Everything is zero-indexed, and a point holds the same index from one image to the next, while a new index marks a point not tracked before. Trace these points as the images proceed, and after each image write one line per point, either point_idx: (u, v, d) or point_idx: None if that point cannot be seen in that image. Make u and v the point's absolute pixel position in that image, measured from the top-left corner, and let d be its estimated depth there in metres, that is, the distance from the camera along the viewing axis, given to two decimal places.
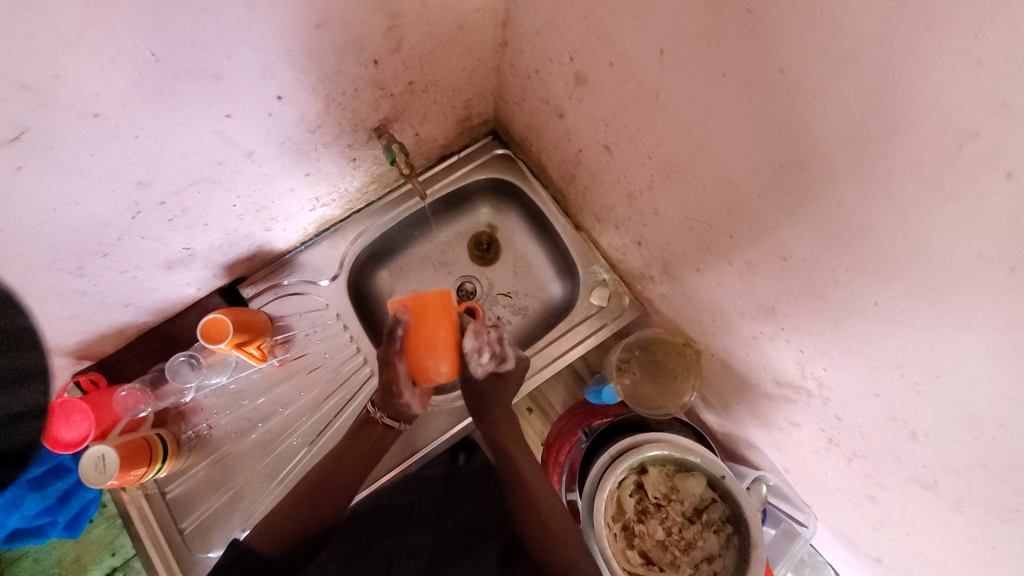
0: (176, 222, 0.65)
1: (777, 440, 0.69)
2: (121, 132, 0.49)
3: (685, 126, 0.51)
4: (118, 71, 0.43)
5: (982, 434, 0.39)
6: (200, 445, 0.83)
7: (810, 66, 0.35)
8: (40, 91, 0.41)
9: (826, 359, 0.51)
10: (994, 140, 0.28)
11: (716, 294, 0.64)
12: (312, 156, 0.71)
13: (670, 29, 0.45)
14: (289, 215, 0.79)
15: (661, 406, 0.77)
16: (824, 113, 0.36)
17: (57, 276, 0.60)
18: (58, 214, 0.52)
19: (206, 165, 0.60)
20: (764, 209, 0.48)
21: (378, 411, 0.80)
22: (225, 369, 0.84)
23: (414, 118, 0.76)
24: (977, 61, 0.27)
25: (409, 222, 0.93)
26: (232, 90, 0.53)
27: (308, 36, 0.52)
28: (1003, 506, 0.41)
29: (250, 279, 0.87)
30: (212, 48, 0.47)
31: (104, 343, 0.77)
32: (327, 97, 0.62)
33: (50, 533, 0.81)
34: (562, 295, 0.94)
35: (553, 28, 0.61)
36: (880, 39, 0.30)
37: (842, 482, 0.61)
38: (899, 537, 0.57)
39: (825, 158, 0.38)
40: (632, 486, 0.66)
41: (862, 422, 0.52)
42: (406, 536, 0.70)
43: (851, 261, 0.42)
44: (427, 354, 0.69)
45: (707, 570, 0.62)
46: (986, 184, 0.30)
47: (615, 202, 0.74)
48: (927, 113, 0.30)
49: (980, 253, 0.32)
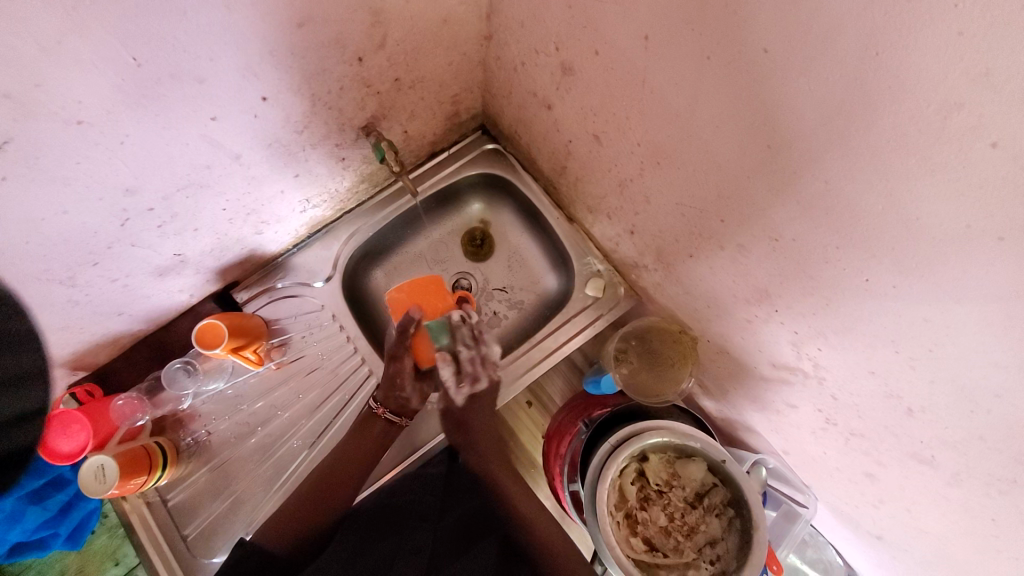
0: (166, 228, 0.64)
1: (775, 423, 0.70)
2: (106, 138, 0.48)
3: (673, 113, 0.51)
4: (101, 76, 0.43)
5: (977, 406, 0.40)
6: (200, 452, 0.82)
7: (794, 45, 0.35)
8: (22, 100, 0.40)
9: (821, 339, 0.52)
10: (979, 111, 0.28)
11: (710, 281, 0.65)
12: (301, 157, 0.71)
13: (655, 13, 0.45)
14: (280, 217, 0.79)
15: (660, 393, 0.77)
16: (808, 92, 0.36)
17: (49, 286, 0.59)
18: (47, 223, 0.52)
19: (194, 169, 0.59)
20: (754, 191, 0.48)
21: (382, 406, 0.80)
22: (223, 374, 0.83)
23: (402, 115, 0.76)
24: (959, 33, 0.27)
25: (401, 220, 0.92)
26: (217, 92, 0.52)
27: (291, 35, 0.52)
28: (1001, 477, 0.42)
29: (243, 284, 0.87)
30: (195, 51, 0.47)
31: (98, 353, 0.77)
32: (313, 96, 0.62)
33: (52, 546, 0.81)
34: (557, 287, 0.94)
35: (537, 18, 0.61)
36: (862, 15, 0.31)
37: (841, 461, 0.62)
38: (899, 513, 0.58)
39: (812, 138, 0.38)
40: (634, 474, 0.66)
41: (858, 400, 0.53)
42: (409, 536, 0.72)
43: (841, 239, 0.42)
44: (432, 331, 0.78)
45: (710, 553, 0.63)
46: (971, 156, 0.30)
47: (607, 192, 0.74)
48: (911, 87, 0.30)
49: (970, 225, 0.32)
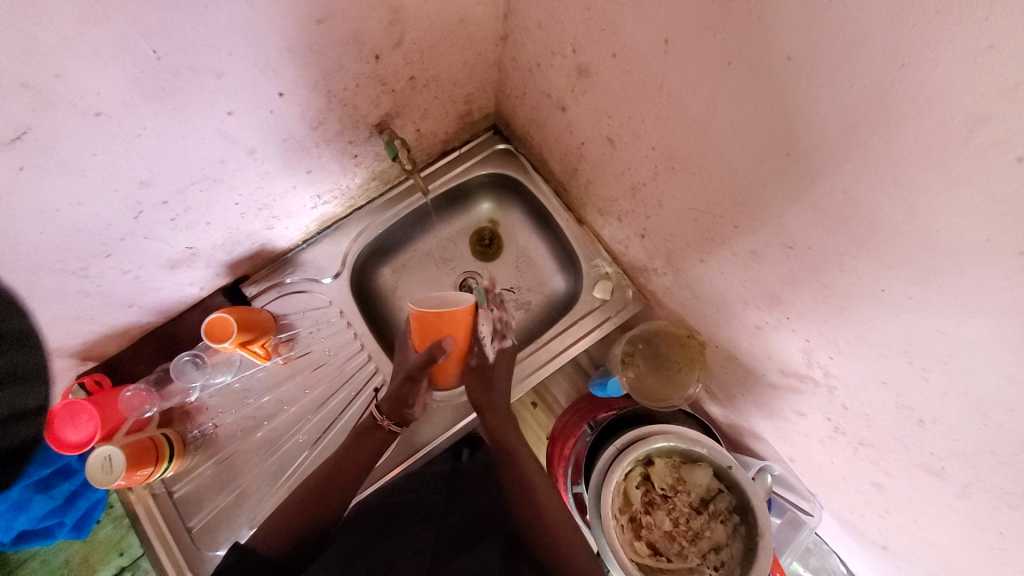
0: (178, 222, 0.65)
1: (782, 430, 0.70)
2: (123, 130, 0.49)
3: (691, 118, 0.51)
4: (119, 69, 0.43)
5: (989, 420, 0.40)
6: (207, 444, 0.83)
7: (817, 55, 0.35)
8: (41, 90, 0.41)
9: (832, 347, 0.51)
10: (1005, 125, 0.28)
11: (721, 286, 0.65)
12: (314, 153, 0.71)
13: (675, 18, 0.45)
14: (291, 213, 0.79)
15: (667, 397, 0.77)
16: (830, 101, 0.36)
17: (61, 277, 0.60)
18: (62, 214, 0.52)
19: (208, 163, 0.60)
20: (770, 198, 0.48)
21: (386, 417, 0.80)
22: (230, 368, 0.84)
23: (416, 113, 0.76)
24: (988, 46, 0.27)
25: (411, 218, 0.92)
26: (234, 87, 0.52)
27: (309, 31, 0.52)
28: (1011, 491, 0.42)
29: (252, 278, 0.87)
30: (213, 45, 0.47)
31: (107, 344, 0.77)
32: (328, 93, 0.62)
33: (58, 534, 0.81)
34: (565, 289, 0.94)
35: (554, 19, 0.61)
36: (888, 24, 0.30)
37: (848, 470, 0.61)
38: (905, 524, 0.58)
39: (832, 148, 0.38)
40: (639, 478, 0.66)
41: (868, 410, 0.52)
42: (411, 534, 0.70)
43: (858, 248, 0.42)
44: (467, 347, 0.74)
45: (715, 560, 0.62)
46: (996, 169, 0.30)
47: (619, 195, 0.74)
48: (935, 99, 0.30)
49: (989, 239, 0.32)
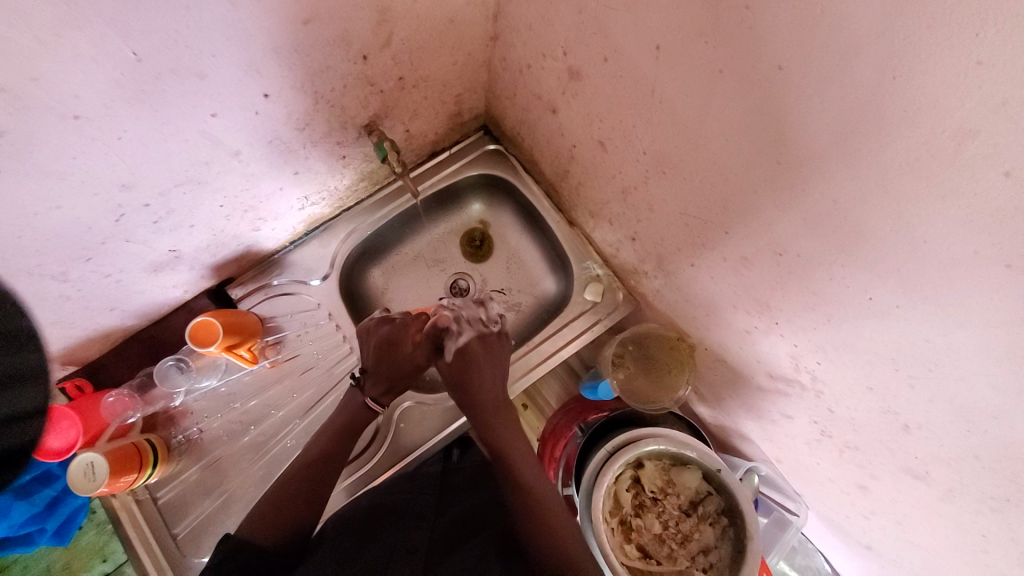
0: (161, 224, 0.63)
1: (769, 432, 0.70)
2: (103, 133, 0.47)
3: (682, 124, 0.51)
4: (100, 70, 0.42)
5: (974, 426, 0.40)
6: (191, 449, 0.82)
7: (808, 65, 0.35)
8: (16, 94, 0.39)
9: (820, 353, 0.52)
10: (994, 140, 0.28)
11: (709, 288, 0.65)
12: (301, 155, 0.70)
13: (666, 24, 0.45)
14: (278, 214, 0.78)
15: (656, 400, 0.77)
16: (825, 111, 0.36)
17: (41, 282, 0.58)
18: (40, 219, 0.51)
19: (192, 165, 0.58)
20: (760, 205, 0.48)
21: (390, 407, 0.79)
22: (216, 371, 0.82)
23: (405, 114, 0.75)
24: (979, 62, 0.27)
25: (400, 219, 0.92)
26: (218, 88, 0.51)
27: (297, 31, 0.51)
28: (993, 495, 0.42)
29: (238, 280, 0.86)
30: (197, 46, 0.45)
31: (89, 348, 0.76)
32: (315, 93, 0.61)
33: (39, 542, 0.79)
34: (555, 290, 0.94)
35: (545, 21, 0.60)
36: (879, 38, 0.30)
37: (834, 472, 0.62)
38: (889, 524, 0.58)
39: (820, 157, 0.38)
40: (629, 481, 0.66)
41: (853, 414, 0.53)
42: (404, 530, 0.67)
43: (846, 257, 0.42)
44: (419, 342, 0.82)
45: (704, 561, 0.63)
46: (985, 184, 0.30)
47: (610, 198, 0.73)
48: (926, 111, 0.30)
49: (976, 251, 0.32)
